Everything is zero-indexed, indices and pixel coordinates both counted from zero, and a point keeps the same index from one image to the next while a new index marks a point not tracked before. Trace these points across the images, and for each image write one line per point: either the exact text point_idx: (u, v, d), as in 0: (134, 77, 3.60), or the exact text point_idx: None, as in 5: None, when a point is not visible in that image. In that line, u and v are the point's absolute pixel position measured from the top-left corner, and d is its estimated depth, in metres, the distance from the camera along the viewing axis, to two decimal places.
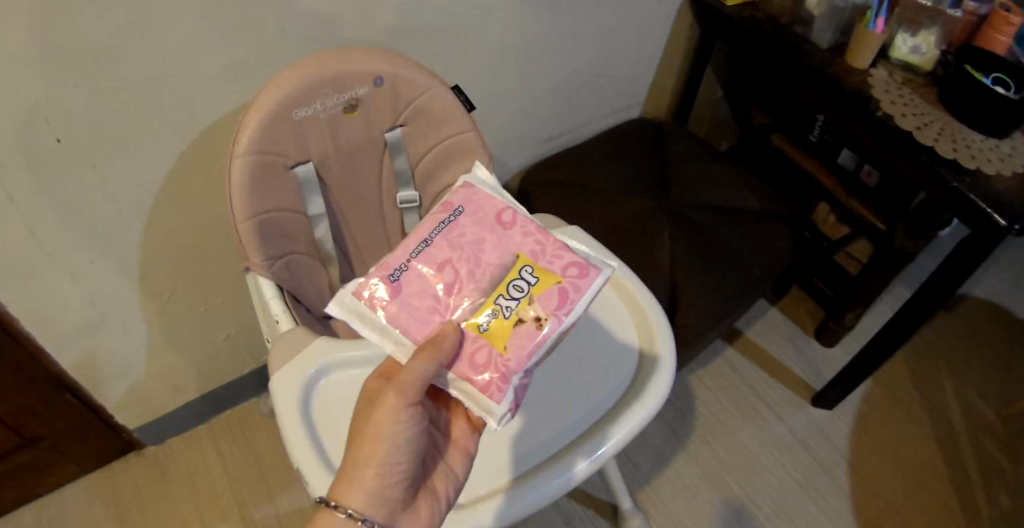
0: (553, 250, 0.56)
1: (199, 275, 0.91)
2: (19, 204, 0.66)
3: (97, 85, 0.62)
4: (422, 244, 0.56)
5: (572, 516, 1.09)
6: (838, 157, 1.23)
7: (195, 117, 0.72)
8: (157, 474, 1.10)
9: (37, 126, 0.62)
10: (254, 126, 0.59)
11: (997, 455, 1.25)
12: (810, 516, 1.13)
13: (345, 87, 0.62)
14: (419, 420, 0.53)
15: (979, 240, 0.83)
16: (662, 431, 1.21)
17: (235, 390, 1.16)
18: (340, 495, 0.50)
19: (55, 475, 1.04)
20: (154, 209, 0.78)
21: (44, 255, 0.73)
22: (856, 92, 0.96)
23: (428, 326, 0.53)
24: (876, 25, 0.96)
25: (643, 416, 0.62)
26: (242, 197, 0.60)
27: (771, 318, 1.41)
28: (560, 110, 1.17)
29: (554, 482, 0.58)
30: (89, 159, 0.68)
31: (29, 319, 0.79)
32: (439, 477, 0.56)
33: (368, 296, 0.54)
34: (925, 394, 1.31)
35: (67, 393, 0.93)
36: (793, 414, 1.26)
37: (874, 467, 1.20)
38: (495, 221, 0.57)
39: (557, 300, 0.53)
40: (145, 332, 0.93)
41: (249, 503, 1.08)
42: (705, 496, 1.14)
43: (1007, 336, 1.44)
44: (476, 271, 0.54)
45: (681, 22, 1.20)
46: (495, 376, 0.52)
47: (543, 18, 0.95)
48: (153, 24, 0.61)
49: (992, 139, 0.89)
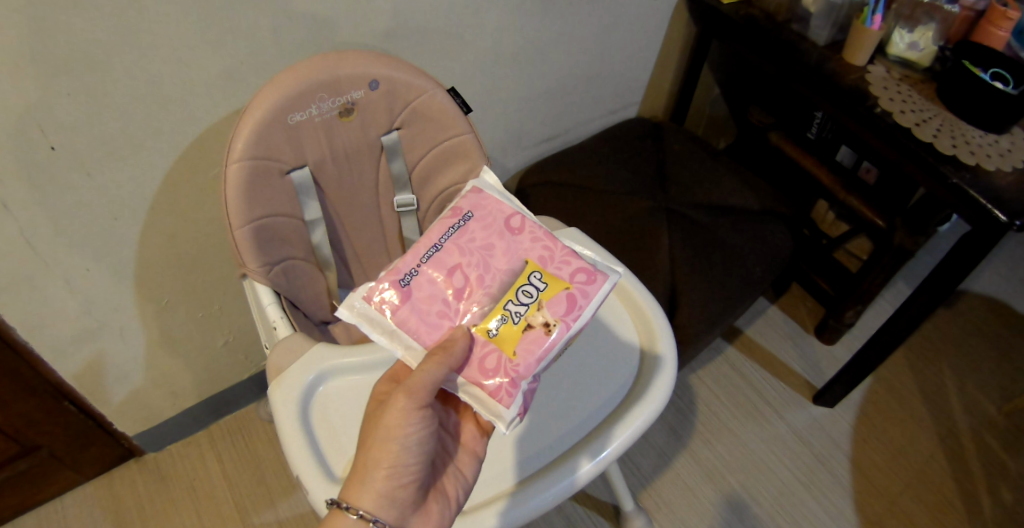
0: (561, 256, 0.55)
1: (196, 282, 0.90)
2: (15, 212, 0.66)
3: (92, 91, 0.62)
4: (432, 248, 0.56)
5: (573, 517, 1.09)
6: (838, 154, 1.23)
7: (189, 125, 0.71)
8: (156, 481, 1.10)
9: (30, 132, 0.61)
10: (249, 130, 0.58)
11: (999, 449, 1.24)
12: (814, 515, 1.12)
13: (340, 90, 0.61)
14: (430, 422, 0.53)
15: (979, 237, 0.83)
16: (663, 432, 1.20)
17: (234, 395, 1.16)
18: (352, 496, 0.50)
19: (55, 483, 1.04)
20: (150, 215, 0.77)
21: (40, 263, 0.72)
22: (854, 89, 0.95)
23: (438, 331, 0.53)
24: (873, 21, 0.95)
25: (645, 416, 0.62)
26: (239, 202, 0.60)
27: (771, 316, 1.41)
28: (557, 110, 1.16)
29: (560, 484, 0.58)
30: (84, 167, 0.67)
31: (26, 327, 0.79)
32: (449, 479, 0.56)
33: (378, 301, 0.54)
34: (925, 389, 1.31)
35: (67, 401, 0.93)
36: (794, 411, 1.26)
37: (875, 463, 1.20)
38: (504, 227, 0.56)
39: (565, 306, 0.53)
40: (144, 339, 0.92)
41: (249, 508, 1.08)
42: (706, 494, 1.14)
43: (1008, 330, 1.44)
44: (486, 277, 0.54)
45: (678, 21, 1.20)
46: (505, 381, 0.51)
47: (539, 18, 0.95)
48: (145, 30, 0.61)
49: (991, 134, 0.89)
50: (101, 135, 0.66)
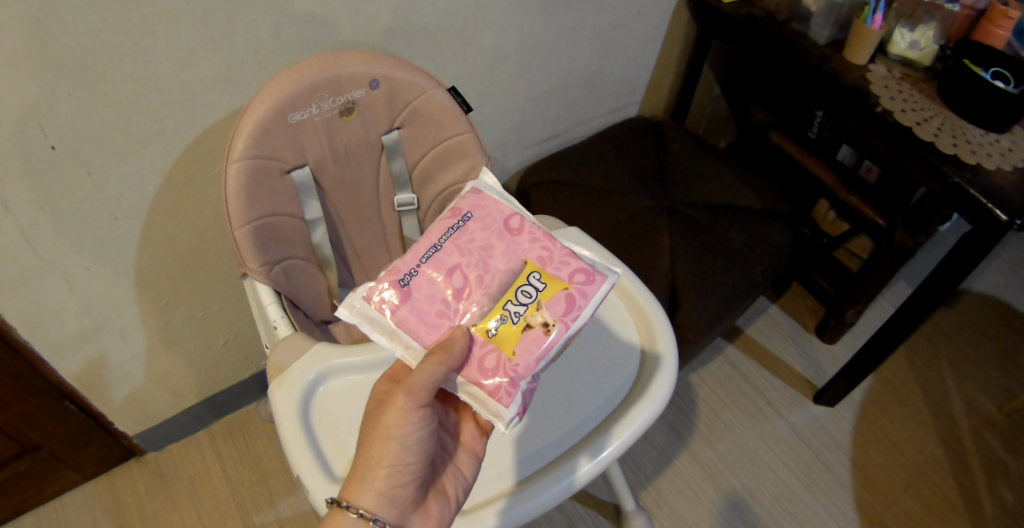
0: (560, 256, 0.55)
1: (197, 282, 0.90)
2: (15, 212, 0.66)
3: (92, 91, 0.62)
4: (431, 249, 0.56)
5: (574, 516, 1.09)
6: (839, 153, 1.23)
7: (189, 125, 0.71)
8: (157, 481, 1.10)
9: (30, 132, 0.61)
10: (249, 130, 0.58)
11: (1000, 448, 1.24)
12: (814, 515, 1.12)
13: (340, 90, 0.61)
14: (429, 422, 0.53)
15: (980, 236, 0.83)
16: (663, 431, 1.20)
17: (235, 394, 1.16)
18: (351, 495, 0.50)
19: (56, 483, 1.04)
20: (150, 214, 0.77)
21: (41, 263, 0.72)
22: (854, 88, 0.95)
23: (438, 331, 0.53)
24: (874, 20, 0.95)
25: (645, 416, 0.62)
26: (239, 202, 0.60)
27: (771, 315, 1.41)
28: (558, 109, 1.16)
29: (559, 484, 0.58)
30: (83, 166, 0.67)
31: (26, 327, 0.79)
32: (449, 478, 0.56)
33: (378, 301, 0.54)
34: (926, 388, 1.31)
35: (68, 401, 0.93)
36: (794, 411, 1.26)
37: (875, 462, 1.20)
38: (503, 228, 0.56)
39: (564, 306, 0.53)
40: (144, 338, 0.92)
41: (250, 507, 1.08)
42: (706, 494, 1.13)
43: (1009, 329, 1.43)
44: (486, 277, 0.54)
45: (679, 20, 1.20)
46: (504, 381, 0.51)
47: (540, 17, 0.95)
48: (144, 29, 0.61)
49: (992, 134, 0.89)
50: (101, 134, 0.66)
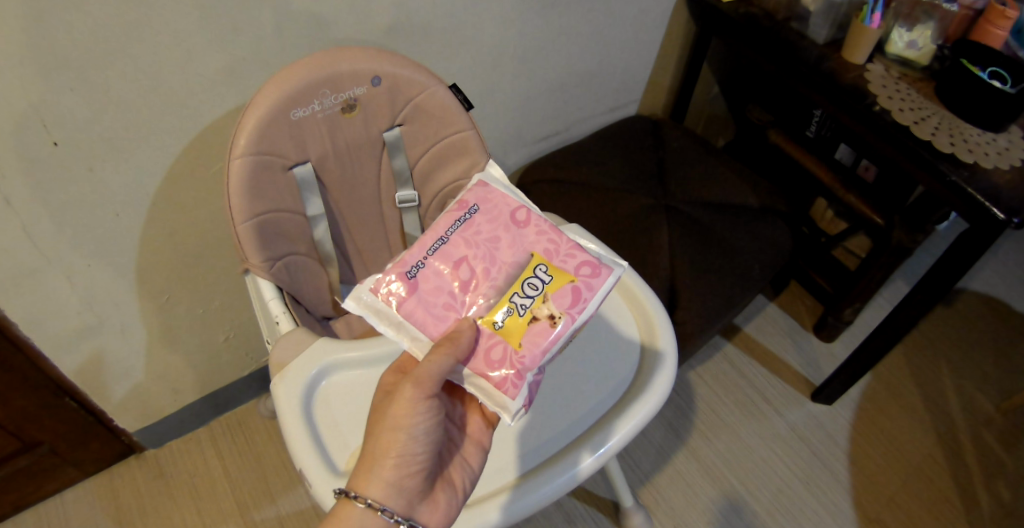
0: (565, 249, 0.56)
1: (197, 278, 0.90)
2: (17, 207, 0.66)
3: (93, 87, 0.62)
4: (438, 241, 0.56)
5: (574, 515, 1.09)
6: (836, 152, 1.24)
7: (189, 122, 0.71)
8: (156, 477, 1.10)
9: (32, 128, 0.62)
10: (251, 125, 0.58)
11: (997, 447, 1.25)
12: (812, 511, 1.13)
13: (342, 87, 0.62)
14: (437, 412, 0.54)
15: (978, 234, 0.83)
16: (662, 428, 1.21)
17: (235, 391, 1.16)
18: (360, 485, 0.51)
19: (56, 480, 1.04)
20: (151, 211, 0.77)
21: (42, 259, 0.73)
22: (852, 87, 0.96)
23: (444, 323, 0.53)
24: (871, 20, 0.96)
25: (646, 412, 0.63)
26: (242, 198, 0.60)
27: (770, 313, 1.41)
28: (557, 107, 1.16)
29: (561, 478, 0.58)
30: (85, 162, 0.67)
31: (27, 322, 0.79)
32: (456, 469, 0.56)
33: (385, 293, 0.54)
34: (924, 387, 1.32)
35: (67, 397, 0.93)
36: (793, 408, 1.26)
37: (874, 460, 1.21)
38: (510, 220, 0.57)
39: (570, 298, 0.54)
40: (145, 334, 0.93)
41: (250, 505, 1.08)
42: (705, 491, 1.14)
43: (1006, 328, 1.44)
44: (492, 269, 0.54)
45: (678, 18, 1.20)
46: (510, 373, 0.52)
47: (539, 15, 0.95)
48: (145, 25, 0.61)
49: (989, 132, 0.89)
50: (104, 131, 0.66)
